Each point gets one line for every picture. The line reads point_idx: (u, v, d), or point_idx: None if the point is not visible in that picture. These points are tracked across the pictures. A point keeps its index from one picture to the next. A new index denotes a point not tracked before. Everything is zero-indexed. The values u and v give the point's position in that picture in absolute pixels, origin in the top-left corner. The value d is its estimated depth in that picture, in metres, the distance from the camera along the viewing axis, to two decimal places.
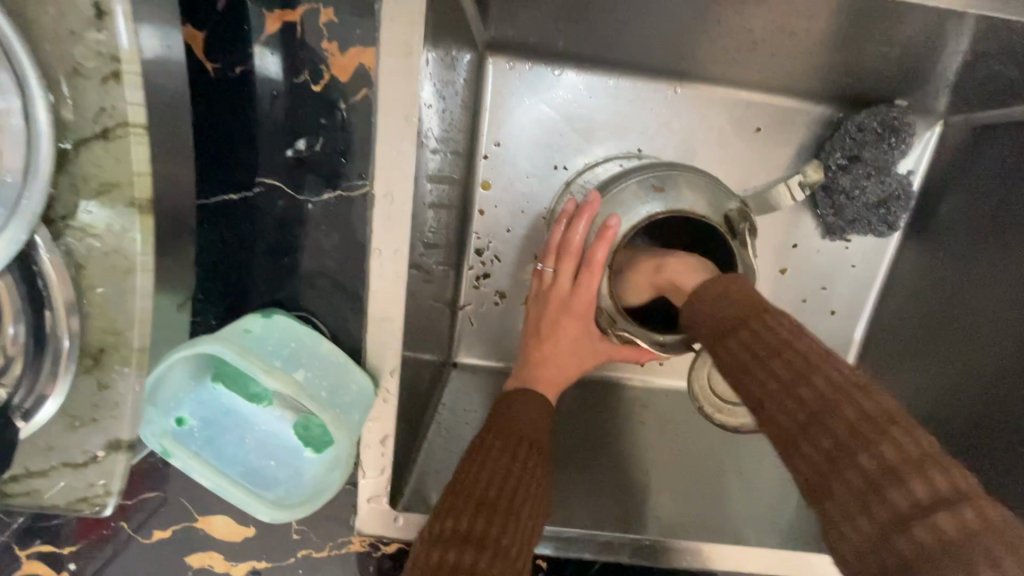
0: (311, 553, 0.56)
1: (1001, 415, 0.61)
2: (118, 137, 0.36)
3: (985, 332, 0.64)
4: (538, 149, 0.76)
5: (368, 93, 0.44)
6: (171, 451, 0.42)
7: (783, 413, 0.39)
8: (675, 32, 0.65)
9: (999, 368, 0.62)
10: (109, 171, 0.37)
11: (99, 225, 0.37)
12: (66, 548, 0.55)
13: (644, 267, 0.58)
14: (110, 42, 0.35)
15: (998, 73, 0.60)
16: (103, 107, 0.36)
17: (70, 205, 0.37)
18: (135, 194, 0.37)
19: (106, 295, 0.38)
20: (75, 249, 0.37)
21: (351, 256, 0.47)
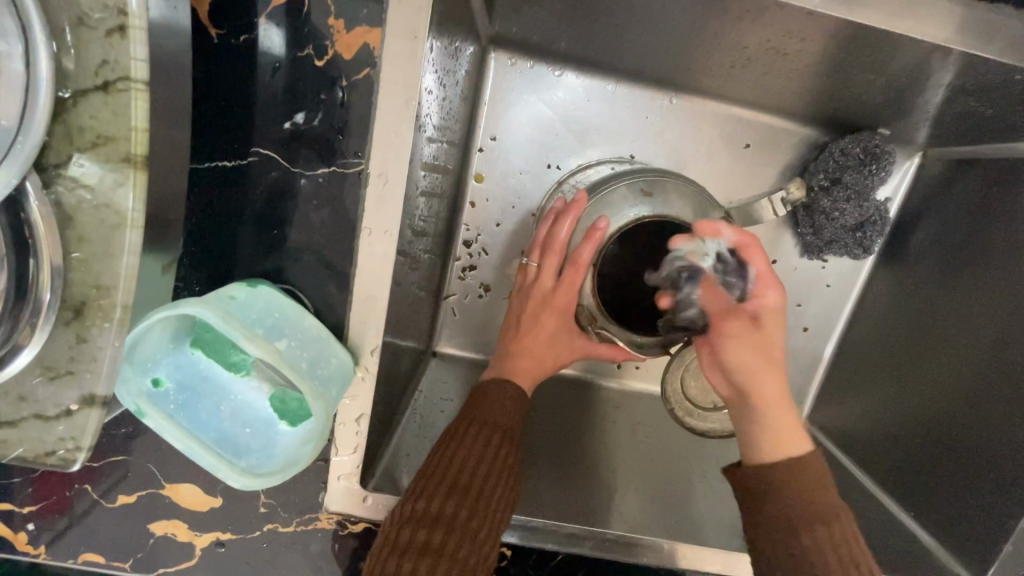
0: (277, 528, 0.56)
1: (955, 437, 0.64)
2: (118, 90, 0.36)
3: (943, 359, 0.67)
4: (532, 146, 0.77)
5: (370, 73, 0.44)
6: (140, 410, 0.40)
7: (800, 537, 0.48)
8: (673, 43, 0.66)
9: (955, 394, 0.65)
10: (105, 124, 0.36)
11: (91, 178, 0.37)
12: (27, 508, 0.55)
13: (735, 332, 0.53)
14: None
15: (974, 110, 0.63)
16: (105, 59, 0.35)
17: (65, 154, 0.37)
18: (131, 148, 0.36)
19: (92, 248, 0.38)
20: (65, 199, 0.37)
21: (341, 233, 0.47)
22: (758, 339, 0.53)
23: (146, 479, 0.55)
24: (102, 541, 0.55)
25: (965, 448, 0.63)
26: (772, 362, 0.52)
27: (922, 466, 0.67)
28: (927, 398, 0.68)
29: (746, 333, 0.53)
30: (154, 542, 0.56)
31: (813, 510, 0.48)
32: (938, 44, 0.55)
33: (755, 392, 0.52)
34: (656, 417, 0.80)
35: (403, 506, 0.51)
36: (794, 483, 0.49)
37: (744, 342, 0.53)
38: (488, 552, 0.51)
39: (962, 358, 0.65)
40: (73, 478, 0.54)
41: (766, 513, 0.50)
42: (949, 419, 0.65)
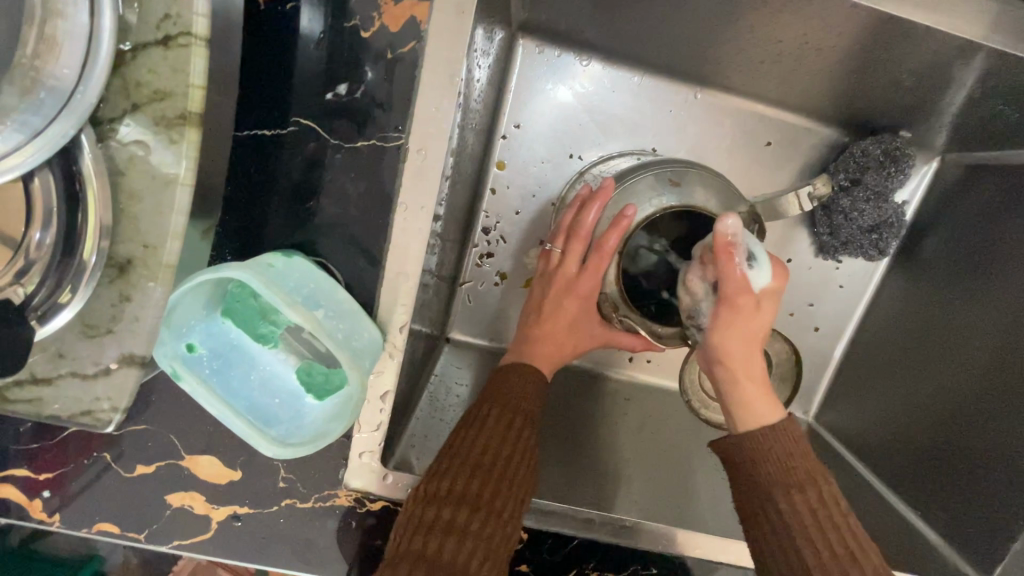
0: (294, 503, 0.56)
1: (965, 437, 0.65)
2: (179, 45, 0.35)
3: (953, 359, 0.68)
4: (555, 135, 0.77)
5: (415, 46, 0.44)
6: (178, 374, 0.43)
7: (772, 501, 0.48)
8: (703, 36, 0.66)
9: (965, 394, 0.66)
10: (164, 79, 0.35)
11: (145, 134, 0.35)
12: (42, 475, 0.54)
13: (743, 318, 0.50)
14: None
15: (1000, 113, 0.63)
16: (168, 14, 0.35)
17: (120, 109, 0.36)
18: (188, 105, 0.35)
19: (142, 205, 0.36)
20: (118, 155, 0.36)
21: (375, 208, 0.47)
22: (754, 324, 0.51)
23: (166, 449, 0.54)
24: (117, 512, 0.55)
25: (974, 448, 0.64)
26: (759, 341, 0.51)
27: (931, 466, 0.68)
28: (937, 398, 0.69)
29: (746, 317, 0.50)
30: (170, 515, 0.55)
31: (786, 474, 0.48)
32: (972, 40, 0.56)
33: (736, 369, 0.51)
34: (667, 412, 0.80)
35: (429, 486, 0.51)
36: (768, 452, 0.49)
37: (742, 328, 0.50)
38: (511, 532, 0.51)
39: (971, 358, 0.66)
40: (91, 445, 0.54)
41: (745, 480, 0.50)
42: (957, 418, 0.66)
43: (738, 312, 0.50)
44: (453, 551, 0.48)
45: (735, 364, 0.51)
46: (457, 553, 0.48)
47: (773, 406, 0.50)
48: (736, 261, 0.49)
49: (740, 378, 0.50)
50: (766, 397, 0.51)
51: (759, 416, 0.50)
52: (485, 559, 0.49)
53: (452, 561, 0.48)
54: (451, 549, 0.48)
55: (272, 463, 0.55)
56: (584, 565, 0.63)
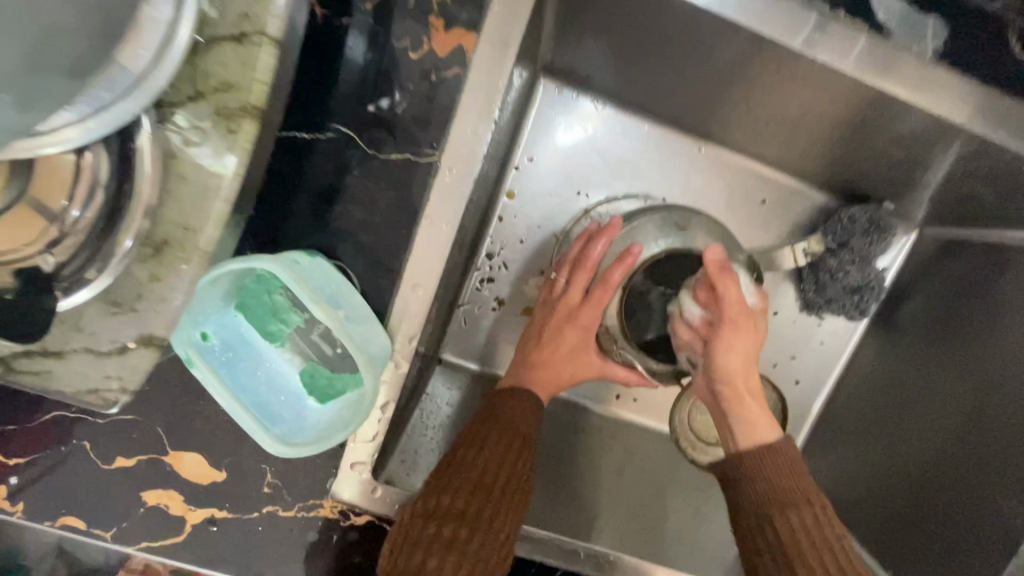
0: (276, 511, 0.54)
1: (934, 498, 0.67)
2: (252, 44, 0.34)
3: (927, 421, 0.71)
4: (565, 172, 0.81)
5: (460, 72, 0.47)
6: (195, 359, 0.44)
7: (772, 507, 0.49)
8: (713, 94, 0.71)
9: (938, 456, 0.69)
10: (232, 72, 0.34)
11: (203, 123, 0.34)
12: (12, 460, 0.51)
13: (744, 334, 0.57)
14: None
15: (976, 194, 0.68)
16: (246, 12, 0.34)
17: (183, 96, 0.35)
18: (251, 100, 0.34)
19: (189, 189, 0.35)
20: (175, 140, 0.35)
21: (400, 219, 0.48)
22: (753, 341, 0.57)
23: (149, 445, 0.52)
24: (88, 505, 0.53)
25: (942, 510, 0.66)
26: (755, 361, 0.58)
27: (903, 527, 0.69)
28: (912, 459, 0.71)
29: (747, 335, 0.57)
30: (144, 512, 0.53)
31: (782, 489, 0.50)
32: (958, 126, 0.61)
33: (736, 385, 0.56)
34: (651, 450, 0.80)
35: (430, 502, 0.52)
36: (767, 466, 0.51)
37: (744, 346, 0.56)
38: (505, 553, 0.52)
39: (942, 421, 0.69)
40: (69, 433, 0.51)
41: (744, 500, 0.52)
42: (926, 479, 0.69)
43: (740, 329, 0.56)
44: (450, 567, 0.50)
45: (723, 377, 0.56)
46: (454, 570, 0.50)
47: (769, 427, 0.54)
48: (733, 284, 0.56)
49: (738, 394, 0.56)
50: (765, 416, 0.55)
51: (761, 436, 0.53)
52: None
53: None
54: (446, 565, 0.50)
55: (258, 467, 0.53)
56: None
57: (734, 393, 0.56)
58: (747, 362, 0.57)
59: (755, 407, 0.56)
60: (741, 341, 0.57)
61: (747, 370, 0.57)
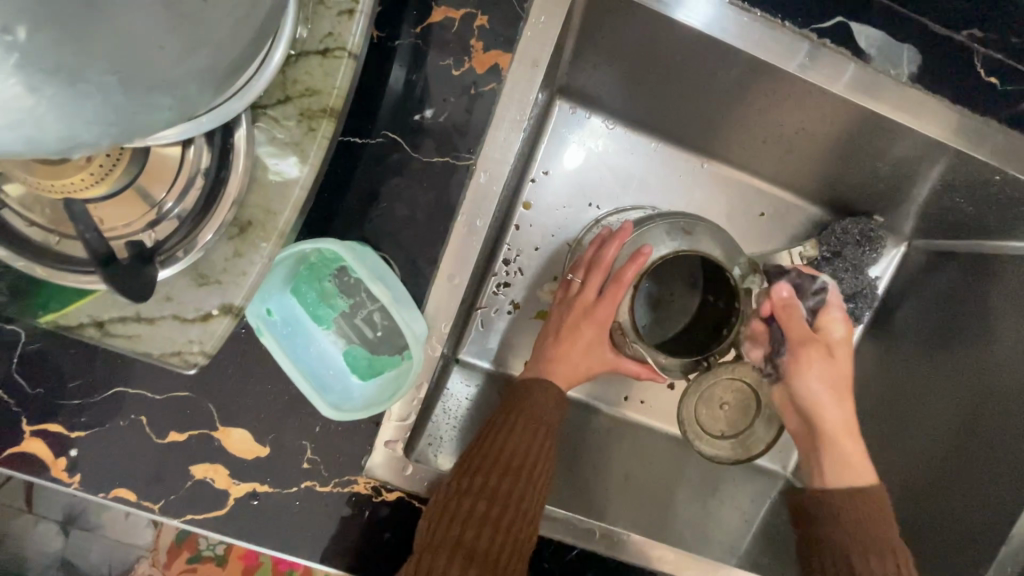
0: (313, 486, 0.58)
1: (939, 493, 0.73)
2: (334, 57, 0.41)
3: (929, 422, 0.76)
4: (578, 185, 0.87)
5: (496, 87, 0.53)
6: (263, 326, 0.49)
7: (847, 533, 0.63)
8: (716, 114, 0.78)
9: (940, 455, 0.74)
10: (316, 80, 0.40)
11: (290, 121, 0.41)
12: (74, 433, 0.56)
13: (840, 372, 0.70)
14: None
15: (957, 206, 0.75)
16: (331, 32, 0.40)
17: (274, 99, 0.40)
18: (331, 102, 0.40)
19: (274, 176, 0.41)
20: (263, 134, 0.40)
21: (438, 216, 0.54)
22: (841, 376, 0.69)
23: (201, 420, 0.56)
24: (139, 477, 0.57)
25: (947, 507, 0.71)
26: (846, 398, 0.70)
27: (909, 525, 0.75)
28: (914, 459, 0.76)
29: (844, 372, 0.70)
30: (191, 486, 0.57)
31: (867, 526, 0.63)
32: (940, 142, 0.67)
33: (837, 424, 0.69)
34: (659, 448, 0.84)
35: (467, 482, 0.57)
36: (847, 504, 0.65)
37: (840, 382, 0.69)
38: (532, 529, 0.56)
39: (940, 423, 0.75)
40: (128, 409, 0.56)
41: (822, 528, 0.65)
42: (932, 477, 0.74)
43: (838, 366, 0.69)
44: (487, 541, 0.54)
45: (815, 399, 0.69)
46: (490, 543, 0.54)
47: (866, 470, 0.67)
48: (832, 315, 0.71)
49: (843, 431, 0.68)
50: (860, 458, 0.67)
51: (848, 478, 0.66)
52: (513, 551, 0.55)
53: (485, 550, 0.54)
54: (484, 540, 0.54)
55: (299, 444, 0.57)
56: None
57: (837, 429, 0.69)
58: (835, 397, 0.69)
59: (853, 443, 0.68)
60: (834, 377, 0.69)
61: (835, 403, 0.69)
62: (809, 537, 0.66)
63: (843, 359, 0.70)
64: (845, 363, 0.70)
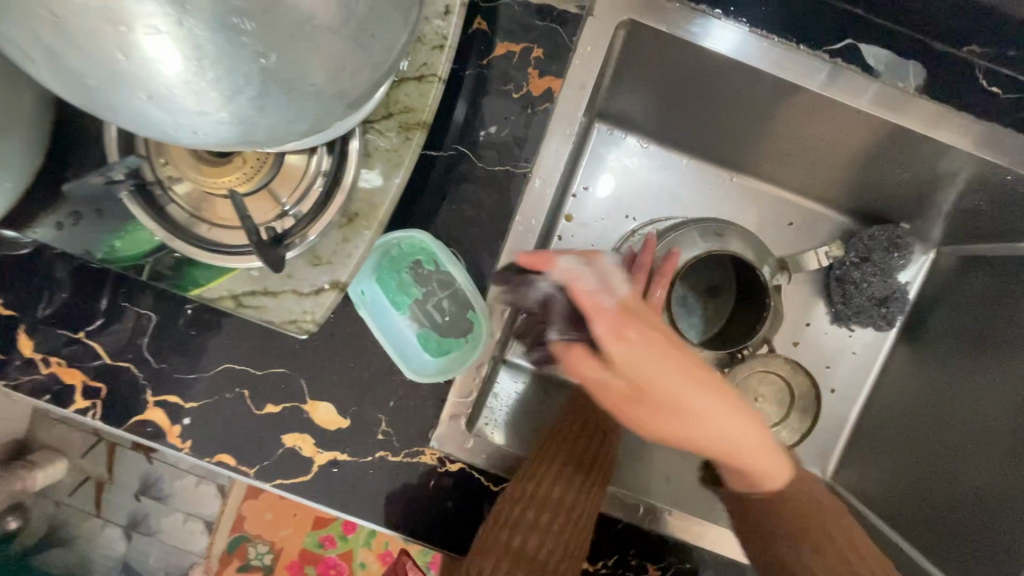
0: (386, 456, 0.65)
1: (986, 486, 0.75)
2: (427, 82, 0.51)
3: (975, 418, 0.78)
4: (617, 199, 0.96)
5: (549, 106, 0.62)
6: (361, 305, 0.64)
7: (771, 527, 0.61)
8: (747, 131, 0.85)
9: (988, 449, 0.76)
10: (413, 100, 0.50)
11: (391, 135, 0.51)
12: (187, 404, 0.66)
13: (682, 368, 0.58)
14: (446, 28, 0.51)
15: (977, 209, 0.80)
16: (425, 62, 0.51)
17: (379, 116, 0.51)
18: (424, 117, 0.50)
19: (377, 176, 0.50)
20: (370, 144, 0.51)
21: (500, 216, 0.63)
22: (677, 381, 0.58)
23: (292, 395, 0.65)
24: (239, 444, 0.66)
25: (991, 499, 0.74)
26: (699, 392, 0.58)
27: (962, 525, 0.75)
28: (965, 459, 0.78)
29: (652, 387, 0.57)
30: (282, 453, 0.66)
31: (796, 522, 0.61)
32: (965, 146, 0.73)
33: (742, 454, 0.60)
34: None
35: (546, 468, 0.65)
36: (790, 501, 0.62)
37: (706, 393, 0.58)
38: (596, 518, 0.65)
39: (991, 419, 0.76)
40: (232, 383, 0.65)
41: (753, 524, 0.63)
42: (980, 471, 0.76)
43: (644, 386, 0.57)
44: (559, 524, 0.62)
45: (688, 425, 0.58)
46: (561, 526, 0.62)
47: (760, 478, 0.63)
48: (598, 320, 0.57)
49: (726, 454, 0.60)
50: (763, 441, 0.61)
51: (768, 495, 0.63)
52: (579, 535, 0.63)
53: (556, 531, 0.62)
54: (549, 516, 0.62)
55: (375, 416, 0.65)
56: (624, 553, 0.69)
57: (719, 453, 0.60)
58: (699, 408, 0.58)
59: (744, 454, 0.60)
60: (693, 401, 0.58)
61: (709, 420, 0.59)
62: (745, 534, 0.64)
63: (656, 362, 0.57)
64: (654, 372, 0.57)
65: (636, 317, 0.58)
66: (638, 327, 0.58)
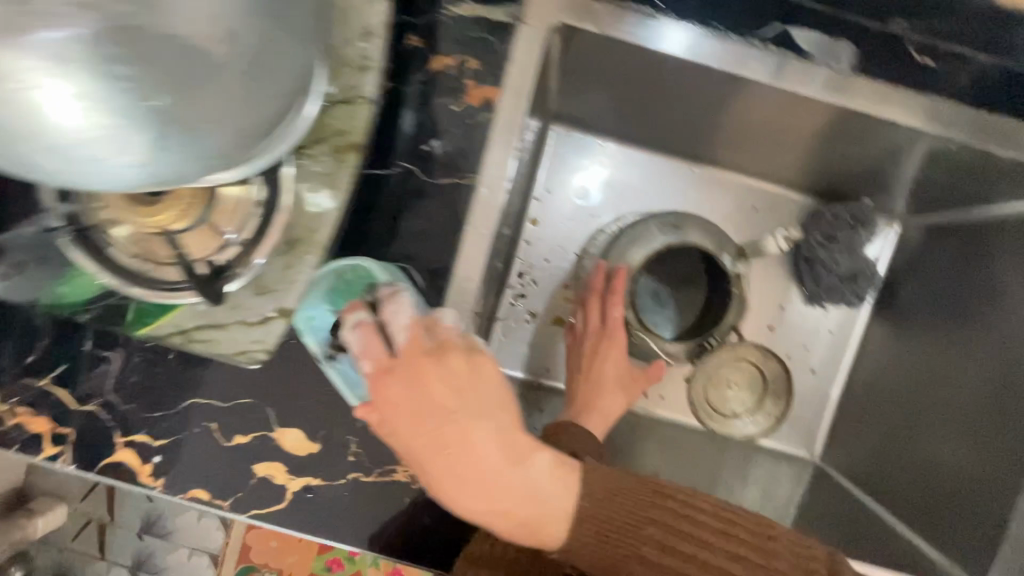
0: (360, 477, 0.65)
1: (970, 459, 0.73)
2: None
3: (957, 390, 0.77)
4: (580, 200, 0.96)
5: (488, 115, 0.62)
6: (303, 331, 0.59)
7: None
8: (701, 123, 0.84)
9: (969, 421, 0.74)
10: None
11: None
12: (157, 441, 0.65)
13: (417, 411, 0.48)
14: (366, 46, 0.50)
15: (933, 180, 0.80)
16: (347, 83, 0.50)
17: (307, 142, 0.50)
18: None
19: None
20: None
21: (452, 229, 0.63)
22: (418, 426, 0.48)
23: (261, 424, 0.65)
24: (212, 478, 0.66)
25: (975, 472, 0.72)
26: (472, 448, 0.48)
27: (946, 500, 0.74)
28: (947, 433, 0.77)
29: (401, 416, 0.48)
30: (256, 483, 0.65)
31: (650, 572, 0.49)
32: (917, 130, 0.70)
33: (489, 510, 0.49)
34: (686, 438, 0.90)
35: None
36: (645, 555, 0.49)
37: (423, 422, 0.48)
38: None
39: (972, 390, 0.75)
40: (200, 418, 0.65)
41: None
42: (960, 444, 0.75)
43: (422, 441, 0.49)
44: None
45: (470, 486, 0.48)
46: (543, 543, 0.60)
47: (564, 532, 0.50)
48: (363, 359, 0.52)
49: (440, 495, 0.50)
50: (565, 495, 0.49)
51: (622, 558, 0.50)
52: None
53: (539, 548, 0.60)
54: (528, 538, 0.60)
55: (345, 439, 0.65)
56: None
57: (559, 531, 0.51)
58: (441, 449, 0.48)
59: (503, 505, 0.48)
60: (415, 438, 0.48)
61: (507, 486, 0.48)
62: None
63: (406, 395, 0.49)
64: (397, 406, 0.49)
65: (398, 371, 0.50)
66: (432, 368, 0.49)
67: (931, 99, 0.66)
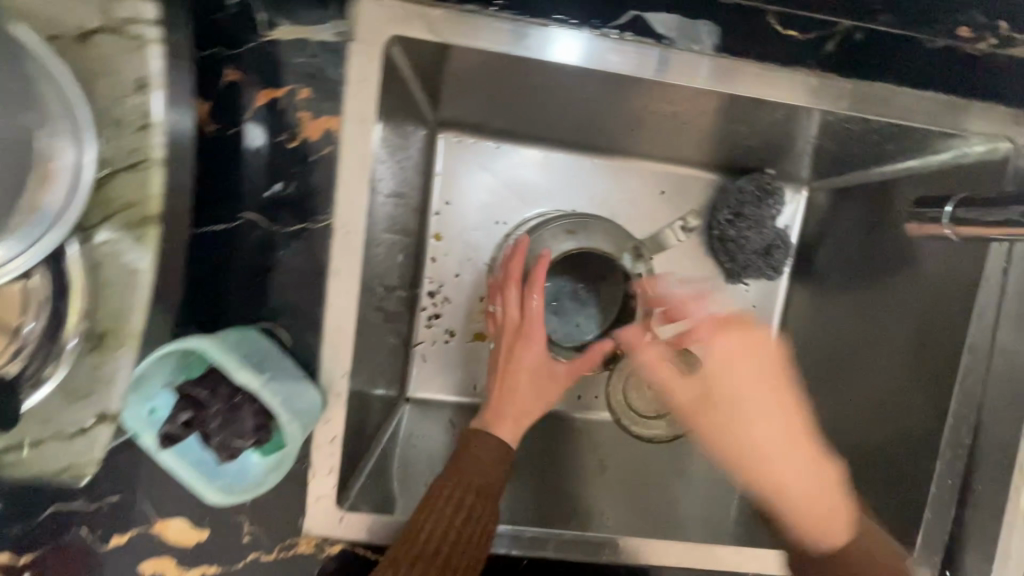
0: (260, 557, 0.60)
1: (894, 425, 0.72)
2: (141, 169, 0.45)
3: (877, 356, 0.75)
4: (482, 207, 0.91)
5: (333, 149, 0.56)
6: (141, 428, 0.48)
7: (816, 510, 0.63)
8: (588, 119, 0.79)
9: (892, 388, 0.73)
10: (132, 194, 0.45)
11: (115, 237, 0.45)
12: (21, 558, 0.58)
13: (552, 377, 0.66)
14: (146, 105, 0.45)
15: (828, 149, 0.78)
16: (133, 147, 0.45)
17: (99, 219, 0.46)
18: (149, 211, 0.45)
19: (116, 285, 0.46)
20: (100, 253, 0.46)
21: (314, 277, 0.57)
22: (554, 384, 0.65)
23: (138, 519, 0.59)
24: None
25: (901, 438, 0.71)
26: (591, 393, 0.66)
27: (875, 466, 0.73)
28: (870, 398, 0.75)
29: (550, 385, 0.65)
30: None
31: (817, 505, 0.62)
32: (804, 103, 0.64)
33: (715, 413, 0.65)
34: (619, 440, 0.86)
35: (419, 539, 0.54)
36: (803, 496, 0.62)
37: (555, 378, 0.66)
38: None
39: (890, 353, 0.73)
40: (67, 524, 0.58)
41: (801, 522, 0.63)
42: (883, 412, 0.73)
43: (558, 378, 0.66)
44: None
45: (735, 439, 0.63)
46: None
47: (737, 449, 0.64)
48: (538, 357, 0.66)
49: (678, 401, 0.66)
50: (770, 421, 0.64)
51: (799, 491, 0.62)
52: None
53: None
54: None
55: (236, 519, 0.59)
56: None
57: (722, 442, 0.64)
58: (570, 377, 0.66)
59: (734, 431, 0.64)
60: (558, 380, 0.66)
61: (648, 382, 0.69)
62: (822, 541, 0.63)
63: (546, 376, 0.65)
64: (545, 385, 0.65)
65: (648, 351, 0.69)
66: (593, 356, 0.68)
67: (805, 70, 0.63)
